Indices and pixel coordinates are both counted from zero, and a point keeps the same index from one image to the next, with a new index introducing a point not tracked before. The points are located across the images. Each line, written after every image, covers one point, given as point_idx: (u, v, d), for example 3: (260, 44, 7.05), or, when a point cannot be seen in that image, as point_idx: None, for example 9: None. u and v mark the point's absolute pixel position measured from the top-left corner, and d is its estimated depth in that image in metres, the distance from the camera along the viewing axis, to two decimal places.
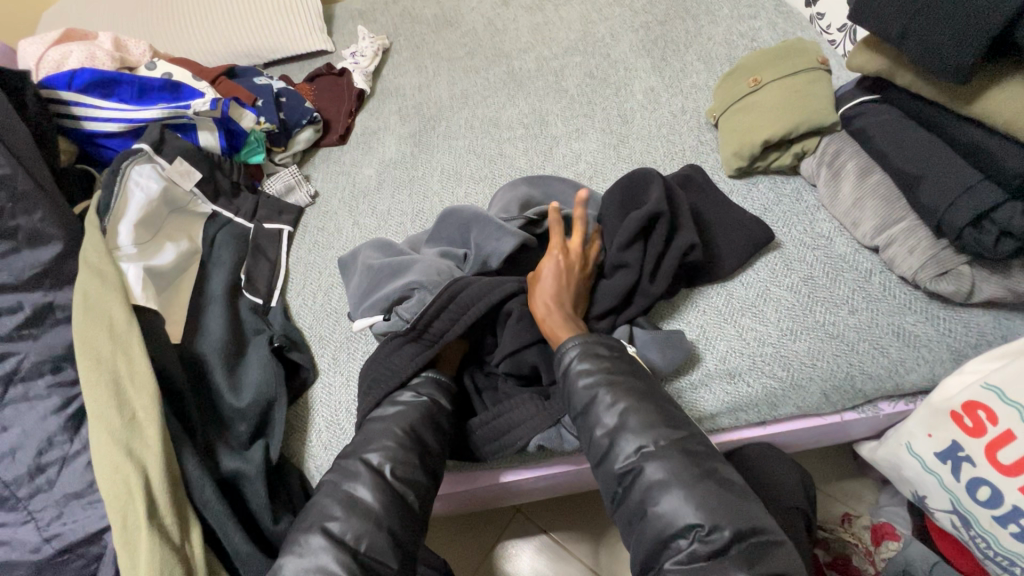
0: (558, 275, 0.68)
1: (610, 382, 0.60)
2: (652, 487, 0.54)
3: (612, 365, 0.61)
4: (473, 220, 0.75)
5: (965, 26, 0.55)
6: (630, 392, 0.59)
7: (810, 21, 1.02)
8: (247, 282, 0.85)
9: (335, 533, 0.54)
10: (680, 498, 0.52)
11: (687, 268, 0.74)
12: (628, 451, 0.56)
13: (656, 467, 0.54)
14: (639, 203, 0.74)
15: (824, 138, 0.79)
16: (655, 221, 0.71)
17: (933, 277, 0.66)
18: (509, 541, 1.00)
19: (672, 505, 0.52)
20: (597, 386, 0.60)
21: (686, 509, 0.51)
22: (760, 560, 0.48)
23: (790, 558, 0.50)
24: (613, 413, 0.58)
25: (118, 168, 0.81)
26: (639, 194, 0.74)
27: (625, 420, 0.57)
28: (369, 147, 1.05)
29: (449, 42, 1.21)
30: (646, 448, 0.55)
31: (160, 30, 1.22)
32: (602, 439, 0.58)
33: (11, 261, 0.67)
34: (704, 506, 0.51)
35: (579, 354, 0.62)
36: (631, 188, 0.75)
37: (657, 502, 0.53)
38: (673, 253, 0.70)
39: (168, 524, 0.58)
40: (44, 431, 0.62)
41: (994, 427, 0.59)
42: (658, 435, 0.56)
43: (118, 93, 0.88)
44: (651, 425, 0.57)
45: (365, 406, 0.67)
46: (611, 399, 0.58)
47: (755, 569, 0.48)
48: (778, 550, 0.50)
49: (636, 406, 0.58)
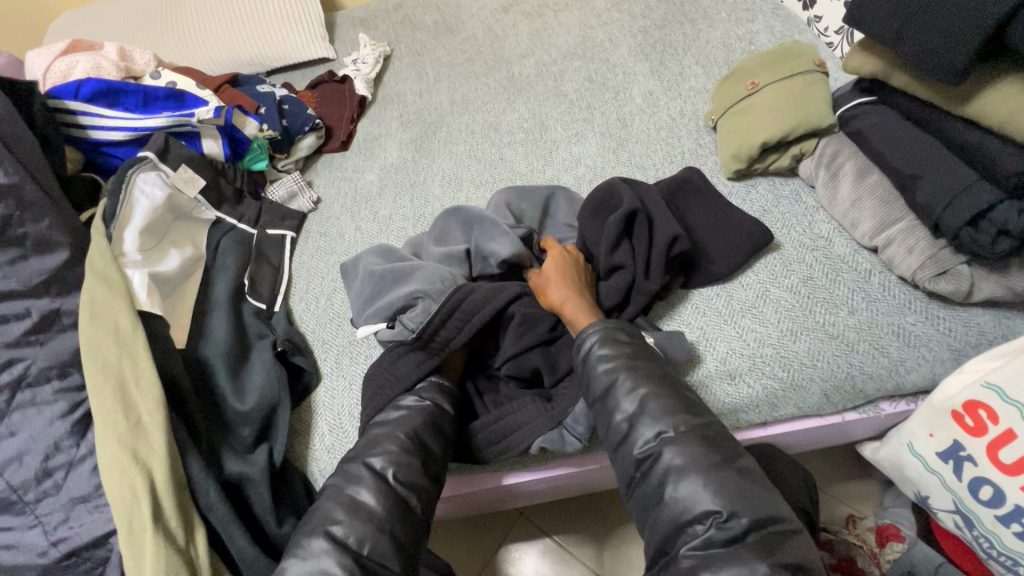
0: (564, 269, 0.70)
1: (630, 367, 0.60)
2: (670, 472, 0.54)
3: (631, 351, 0.62)
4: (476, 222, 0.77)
5: (956, 30, 0.56)
6: (649, 377, 0.59)
7: (807, 23, 1.02)
8: (250, 287, 0.86)
9: (338, 536, 0.55)
10: (698, 484, 0.52)
11: (675, 262, 0.74)
12: (647, 437, 0.56)
13: (675, 454, 0.54)
14: (613, 208, 0.75)
15: (822, 140, 0.80)
16: (633, 220, 0.73)
17: (931, 277, 0.66)
18: (513, 544, 1.00)
19: (690, 491, 0.52)
20: (617, 371, 0.60)
21: (704, 495, 0.52)
22: (778, 550, 0.48)
23: (805, 548, 0.50)
24: (633, 398, 0.58)
25: (124, 176, 0.82)
26: (610, 202, 0.75)
27: (645, 405, 0.58)
28: (371, 152, 1.06)
29: (450, 48, 1.22)
30: (666, 434, 0.56)
31: (163, 40, 1.24)
32: (620, 423, 0.58)
33: (20, 267, 0.68)
34: (722, 492, 0.51)
35: (599, 339, 0.62)
36: (601, 197, 0.76)
37: (675, 487, 0.53)
38: (656, 249, 0.71)
39: (174, 528, 0.59)
40: (52, 435, 0.63)
41: (995, 425, 0.60)
42: (678, 421, 0.56)
43: (123, 103, 0.90)
44: (669, 410, 0.57)
45: (371, 409, 0.68)
46: (630, 384, 0.59)
47: (766, 560, 0.48)
48: (794, 540, 0.50)
49: (656, 391, 0.58)
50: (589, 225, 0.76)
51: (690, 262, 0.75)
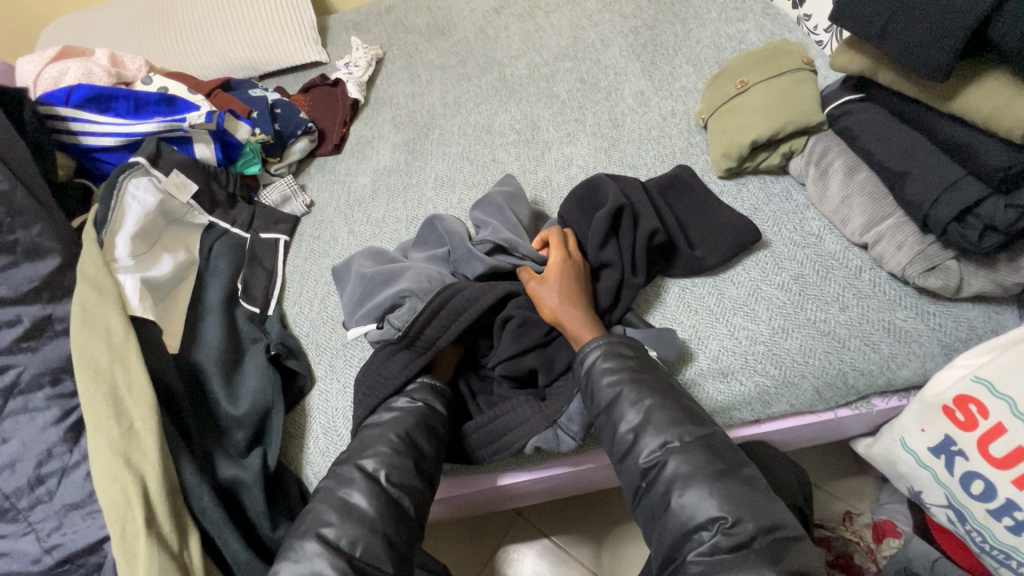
0: (564, 277, 0.69)
1: (634, 380, 0.60)
2: (675, 480, 0.54)
3: (635, 365, 0.62)
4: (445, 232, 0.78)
5: (940, 24, 0.56)
6: (654, 390, 0.60)
7: (797, 21, 1.03)
8: (244, 292, 0.86)
9: (330, 539, 0.55)
10: (703, 492, 0.52)
11: (652, 254, 0.76)
12: (652, 446, 0.56)
13: (680, 462, 0.55)
14: (598, 203, 0.78)
15: (811, 138, 0.80)
16: (619, 216, 0.75)
17: (921, 273, 0.67)
18: (511, 545, 1.00)
19: (695, 499, 0.52)
20: (622, 383, 0.60)
21: (707, 503, 0.52)
22: (784, 555, 0.48)
23: (808, 553, 0.50)
24: (637, 410, 0.59)
25: (115, 181, 0.81)
26: (595, 195, 0.78)
27: (650, 415, 0.58)
28: (364, 155, 1.06)
29: (441, 51, 1.22)
30: (670, 444, 0.56)
31: (155, 44, 1.24)
32: (626, 435, 0.58)
33: (11, 274, 0.68)
34: (727, 499, 0.51)
35: (602, 354, 0.63)
36: (589, 190, 0.79)
37: (680, 495, 0.53)
38: (639, 240, 0.73)
39: (167, 533, 0.59)
40: (45, 442, 0.63)
41: (985, 420, 0.60)
42: (683, 431, 0.56)
43: (115, 108, 0.89)
44: (675, 422, 0.57)
45: (362, 410, 0.68)
46: (635, 396, 0.59)
47: (773, 567, 0.48)
48: (799, 545, 0.50)
49: (661, 404, 0.58)
50: (577, 218, 0.78)
51: (671, 249, 0.77)
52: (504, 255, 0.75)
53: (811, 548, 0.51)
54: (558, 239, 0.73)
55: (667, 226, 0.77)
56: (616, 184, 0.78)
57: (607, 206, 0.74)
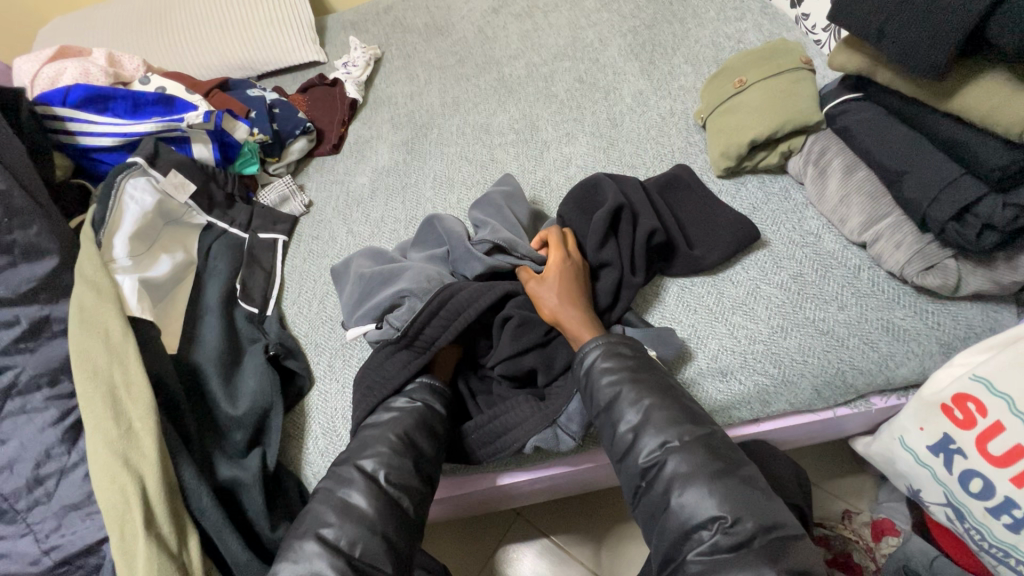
0: (564, 277, 0.69)
1: (633, 379, 0.60)
2: (675, 479, 0.54)
3: (635, 364, 0.62)
4: (445, 232, 0.78)
5: (938, 24, 0.56)
6: (653, 389, 0.60)
7: (795, 21, 1.03)
8: (242, 291, 0.86)
9: (329, 539, 0.55)
10: (703, 491, 0.52)
11: (652, 254, 0.76)
12: (651, 446, 0.56)
13: (679, 461, 0.55)
14: (598, 203, 0.78)
15: (809, 138, 0.80)
16: (619, 215, 0.75)
17: (920, 271, 0.67)
18: (511, 545, 1.00)
19: (695, 498, 0.52)
20: (621, 382, 0.60)
21: (707, 502, 0.52)
22: (784, 554, 0.48)
23: (807, 552, 0.50)
24: (637, 409, 0.59)
25: (113, 181, 0.81)
26: (595, 195, 0.78)
27: (650, 415, 0.58)
28: (363, 155, 1.06)
29: (440, 50, 1.22)
30: (670, 443, 0.56)
31: (153, 43, 1.24)
32: (625, 435, 0.58)
33: (9, 274, 0.67)
34: (727, 498, 0.51)
35: (601, 353, 0.63)
36: (589, 190, 0.79)
37: (680, 494, 0.53)
38: (639, 239, 0.73)
39: (166, 534, 0.59)
40: (43, 443, 0.62)
41: (984, 418, 0.60)
42: (683, 431, 0.56)
43: (112, 108, 0.89)
44: (674, 421, 0.57)
45: (361, 411, 0.68)
46: (634, 395, 0.59)
47: (773, 566, 0.48)
48: (799, 544, 0.50)
49: (661, 403, 0.58)
50: (577, 218, 0.78)
51: (671, 248, 0.77)
52: (503, 254, 0.75)
53: (810, 547, 0.51)
54: (558, 239, 0.73)
55: (666, 226, 0.77)
56: (616, 183, 0.78)
57: (606, 206, 0.74)
